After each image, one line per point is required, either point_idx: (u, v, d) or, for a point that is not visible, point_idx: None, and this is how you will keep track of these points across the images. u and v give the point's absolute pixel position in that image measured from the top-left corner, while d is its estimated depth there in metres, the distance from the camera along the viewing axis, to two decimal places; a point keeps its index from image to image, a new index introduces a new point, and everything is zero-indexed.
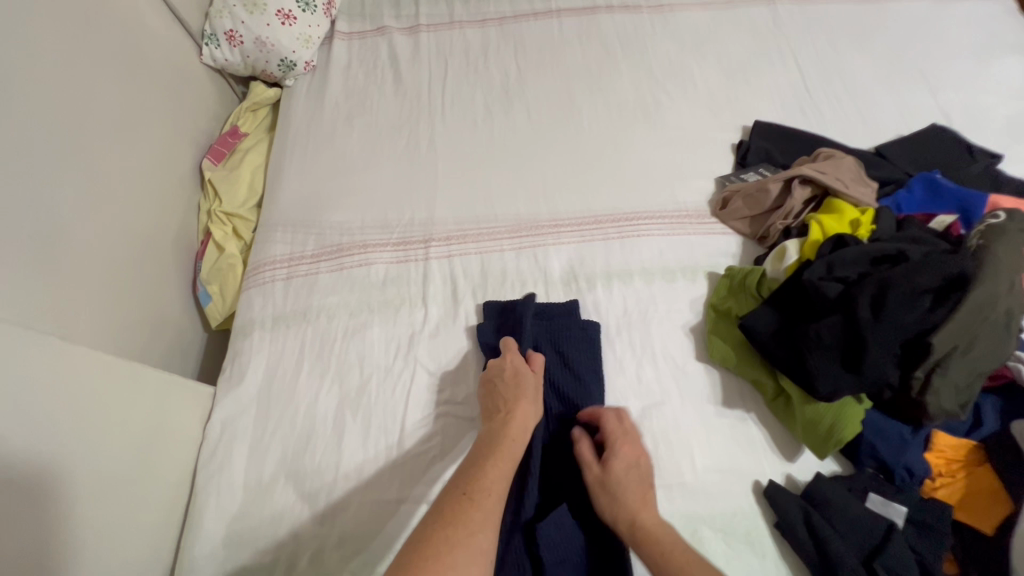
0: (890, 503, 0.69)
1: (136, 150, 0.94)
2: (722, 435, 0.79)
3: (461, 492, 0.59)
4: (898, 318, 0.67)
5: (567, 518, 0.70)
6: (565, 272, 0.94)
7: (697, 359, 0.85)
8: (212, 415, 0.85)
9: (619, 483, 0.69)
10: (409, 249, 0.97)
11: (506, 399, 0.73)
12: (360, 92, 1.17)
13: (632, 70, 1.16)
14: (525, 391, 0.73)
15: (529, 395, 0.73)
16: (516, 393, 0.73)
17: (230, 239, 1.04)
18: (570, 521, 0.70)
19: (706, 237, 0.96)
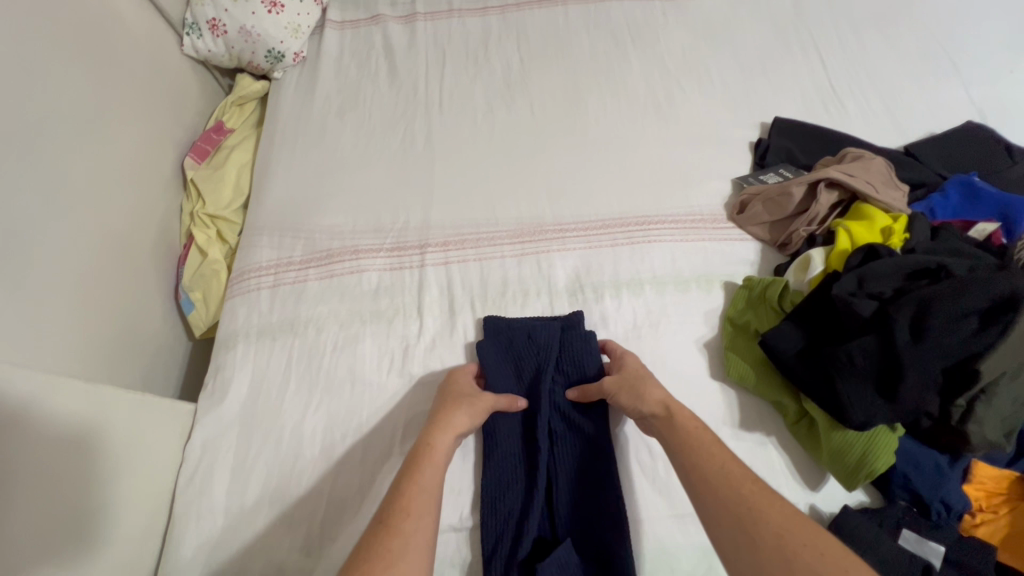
0: (925, 542, 0.64)
1: (110, 149, 0.88)
2: (741, 461, 0.73)
3: (380, 520, 0.55)
4: (940, 343, 0.61)
5: (570, 557, 0.65)
6: (571, 281, 0.87)
7: (712, 377, 0.79)
8: (192, 435, 0.79)
9: (636, 378, 0.70)
10: (403, 255, 0.91)
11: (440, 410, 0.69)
12: (352, 85, 1.10)
13: (642, 62, 1.08)
14: (471, 397, 0.71)
15: (462, 405, 0.69)
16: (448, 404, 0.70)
17: (213, 242, 0.97)
18: (574, 560, 0.65)
19: (722, 243, 0.89)
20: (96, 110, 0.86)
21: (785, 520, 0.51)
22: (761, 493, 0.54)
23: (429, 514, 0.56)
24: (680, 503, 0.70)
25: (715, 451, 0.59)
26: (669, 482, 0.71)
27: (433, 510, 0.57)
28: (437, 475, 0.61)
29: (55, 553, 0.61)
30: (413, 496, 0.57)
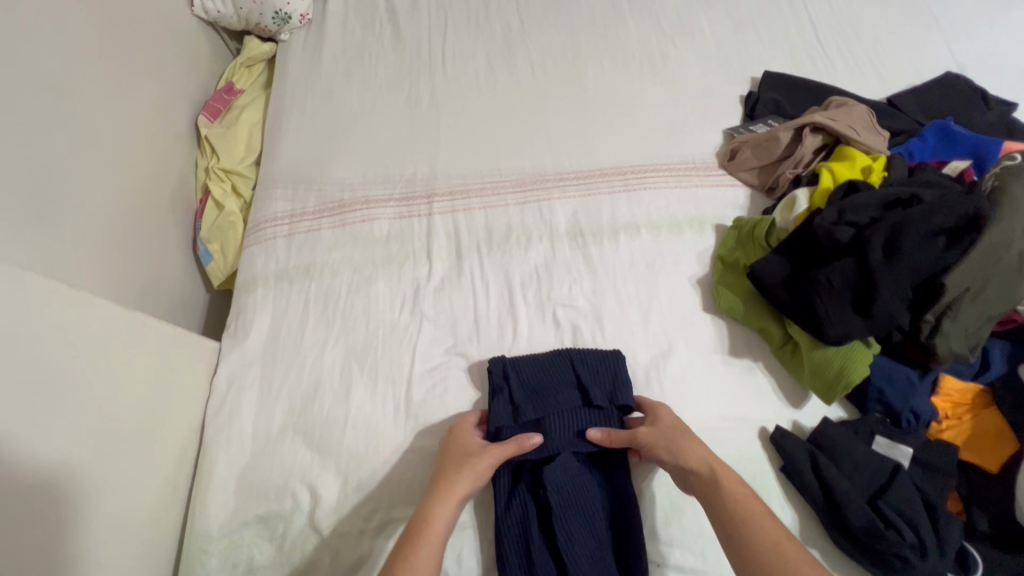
0: (896, 445, 0.70)
1: (129, 103, 0.91)
2: (729, 384, 0.79)
3: None
4: (911, 260, 0.67)
5: (573, 463, 0.71)
6: (571, 226, 0.92)
7: (704, 311, 0.85)
8: (219, 370, 0.85)
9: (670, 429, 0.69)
10: (412, 204, 0.96)
11: (441, 471, 0.68)
12: (357, 46, 1.13)
13: (638, 21, 1.12)
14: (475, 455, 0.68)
15: (461, 467, 0.67)
16: (447, 469, 0.68)
17: (229, 196, 1.02)
18: (576, 466, 0.71)
19: (713, 188, 0.94)
20: (113, 65, 0.90)
21: None
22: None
23: None
24: None
25: (757, 520, 0.58)
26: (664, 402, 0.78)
27: None
28: (431, 559, 0.60)
29: (102, 462, 0.66)
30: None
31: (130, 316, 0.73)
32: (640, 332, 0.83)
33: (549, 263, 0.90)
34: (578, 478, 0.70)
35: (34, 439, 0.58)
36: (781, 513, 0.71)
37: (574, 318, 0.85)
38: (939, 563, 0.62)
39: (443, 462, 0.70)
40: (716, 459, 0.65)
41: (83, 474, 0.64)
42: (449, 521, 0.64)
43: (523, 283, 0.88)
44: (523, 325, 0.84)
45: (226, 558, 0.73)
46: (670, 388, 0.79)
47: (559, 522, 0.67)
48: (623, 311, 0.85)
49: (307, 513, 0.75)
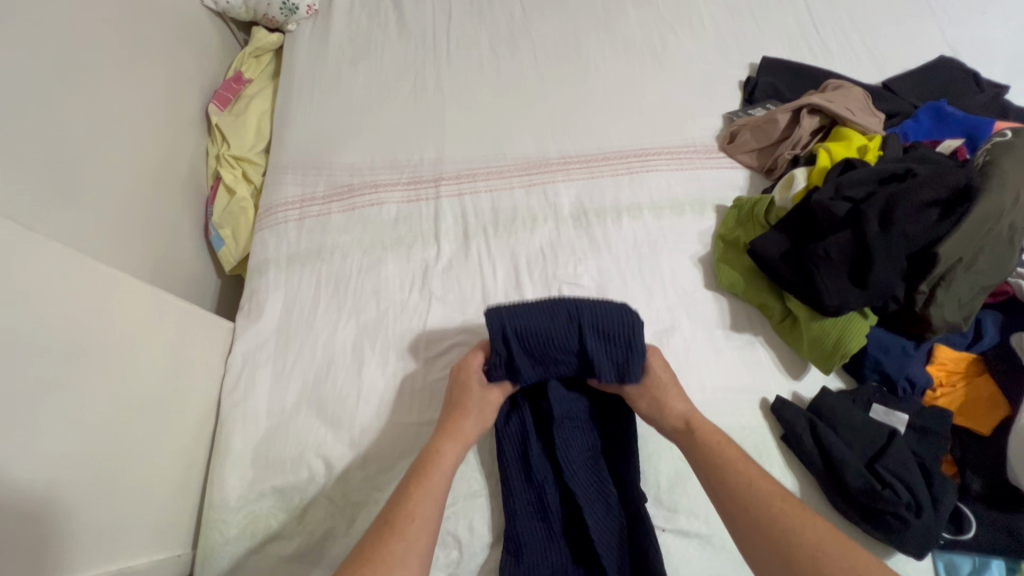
0: (892, 412, 0.72)
1: (142, 90, 0.94)
2: (731, 357, 0.82)
3: (383, 521, 0.59)
4: (906, 231, 0.69)
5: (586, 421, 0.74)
6: (575, 208, 0.95)
7: (706, 287, 0.87)
8: (233, 348, 0.87)
9: (660, 387, 0.69)
10: (419, 188, 0.98)
11: (451, 407, 0.70)
12: (363, 35, 1.15)
13: (639, 9, 1.14)
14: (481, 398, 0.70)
15: (468, 409, 0.69)
16: (456, 408, 0.70)
17: (240, 182, 1.04)
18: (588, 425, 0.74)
19: (714, 170, 0.96)
20: (127, 53, 0.92)
21: (817, 536, 0.55)
22: (792, 511, 0.57)
23: (430, 520, 0.60)
24: None
25: (741, 467, 0.61)
26: None
27: (436, 516, 0.61)
28: (442, 484, 0.63)
29: (124, 433, 0.68)
30: (417, 501, 0.61)
31: (154, 294, 0.76)
32: (643, 309, 0.85)
33: (554, 243, 0.92)
34: (589, 439, 0.73)
35: (64, 408, 0.61)
36: (782, 479, 0.73)
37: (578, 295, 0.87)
38: (935, 522, 0.65)
39: (450, 400, 0.71)
40: (695, 413, 0.67)
41: (108, 441, 0.66)
42: (458, 454, 0.66)
43: (529, 263, 0.90)
44: None
45: (243, 528, 0.75)
46: (673, 361, 0.81)
47: (570, 477, 0.69)
48: (627, 289, 0.87)
49: (322, 484, 0.77)
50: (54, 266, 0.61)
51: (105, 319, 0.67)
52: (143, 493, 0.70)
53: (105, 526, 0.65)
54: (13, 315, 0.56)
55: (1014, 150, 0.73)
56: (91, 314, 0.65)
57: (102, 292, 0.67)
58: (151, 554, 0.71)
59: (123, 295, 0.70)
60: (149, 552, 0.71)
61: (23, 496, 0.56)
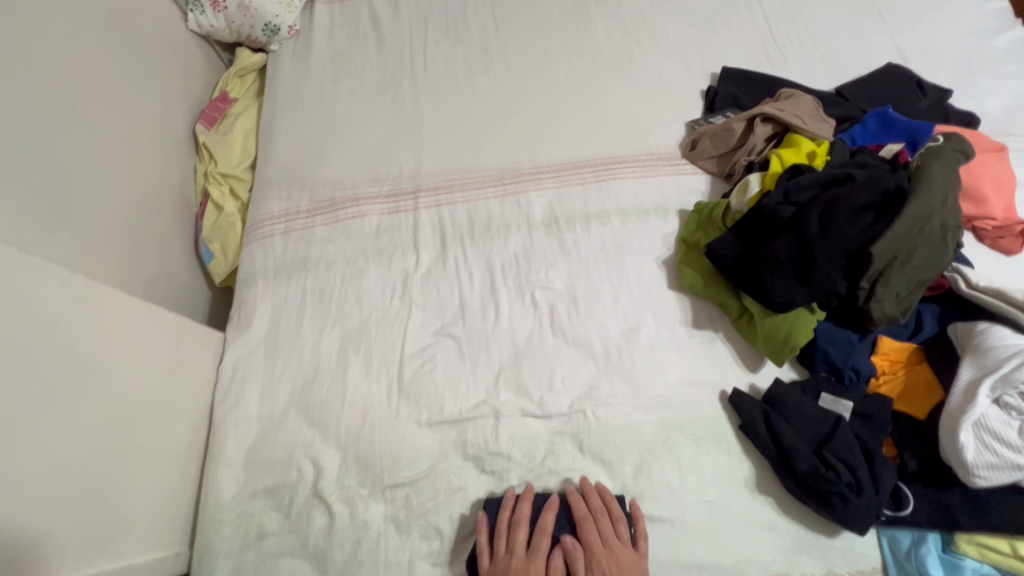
0: (839, 400, 0.78)
1: (130, 113, 0.98)
2: (692, 353, 0.88)
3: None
4: (844, 233, 0.75)
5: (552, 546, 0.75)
6: (546, 215, 1.00)
7: (669, 288, 0.92)
8: (224, 357, 0.92)
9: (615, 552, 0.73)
10: (399, 201, 1.03)
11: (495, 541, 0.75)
12: (344, 53, 1.19)
13: (607, 23, 1.20)
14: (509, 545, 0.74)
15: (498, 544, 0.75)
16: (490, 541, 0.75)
17: (227, 199, 1.09)
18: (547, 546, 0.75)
19: (677, 176, 1.02)
20: (114, 78, 0.96)
21: None
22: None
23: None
24: (642, 387, 0.85)
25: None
26: (634, 371, 0.86)
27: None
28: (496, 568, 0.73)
29: (121, 442, 0.73)
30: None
31: (149, 310, 0.80)
32: (611, 310, 0.92)
33: (527, 250, 0.97)
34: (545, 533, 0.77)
35: (61, 417, 0.65)
36: (739, 466, 0.79)
37: (550, 299, 0.93)
38: (873, 499, 0.71)
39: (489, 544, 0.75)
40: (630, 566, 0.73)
41: (107, 453, 0.71)
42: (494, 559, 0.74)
43: (504, 269, 0.96)
44: (504, 308, 0.93)
45: (237, 527, 0.80)
46: (639, 358, 0.87)
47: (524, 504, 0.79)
48: (595, 292, 0.93)
49: (311, 484, 0.82)
50: (48, 288, 0.65)
51: (99, 336, 0.71)
52: (141, 498, 0.75)
53: (105, 528, 0.69)
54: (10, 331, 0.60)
55: (944, 154, 0.79)
56: (84, 331, 0.69)
57: (96, 310, 0.71)
58: (149, 552, 0.76)
59: (116, 313, 0.74)
60: (147, 551, 0.76)
61: (29, 500, 0.60)
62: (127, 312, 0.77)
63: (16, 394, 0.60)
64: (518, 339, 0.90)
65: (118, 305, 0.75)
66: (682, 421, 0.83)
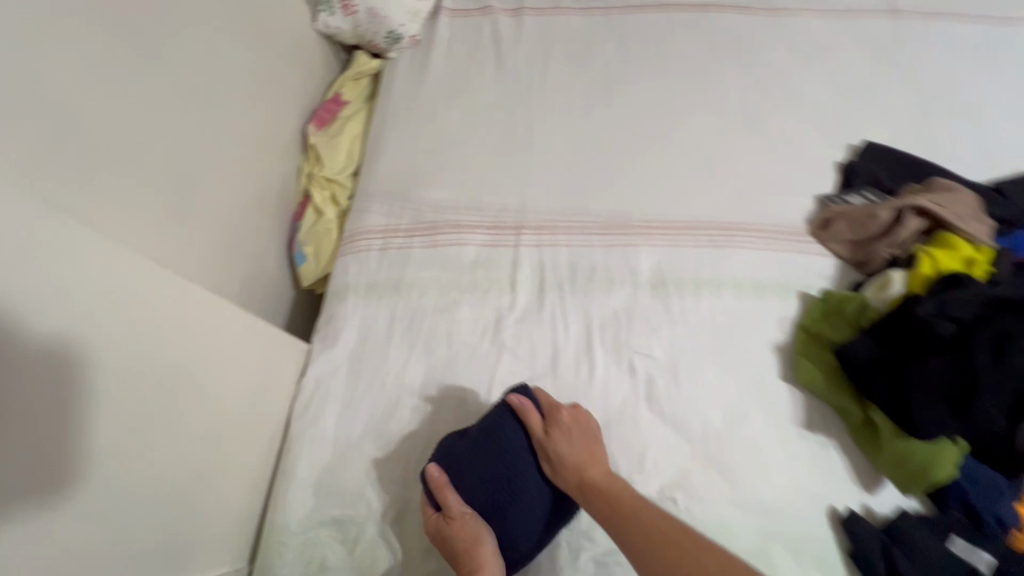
0: (975, 549, 0.70)
1: (249, 110, 0.97)
2: (799, 456, 0.81)
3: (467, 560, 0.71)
4: (1017, 369, 0.68)
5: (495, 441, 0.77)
6: (654, 274, 0.94)
7: (781, 379, 0.85)
8: (307, 370, 0.90)
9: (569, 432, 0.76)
10: (500, 234, 0.99)
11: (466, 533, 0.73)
12: (460, 69, 1.16)
13: (740, 74, 1.12)
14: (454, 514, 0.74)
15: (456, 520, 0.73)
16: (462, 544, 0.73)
17: (328, 204, 1.08)
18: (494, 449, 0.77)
19: (801, 255, 0.94)
20: (241, 76, 0.96)
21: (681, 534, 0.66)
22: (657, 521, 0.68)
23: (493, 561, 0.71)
24: (740, 485, 0.79)
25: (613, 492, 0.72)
26: (733, 464, 0.80)
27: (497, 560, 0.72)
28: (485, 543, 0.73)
29: (208, 455, 0.72)
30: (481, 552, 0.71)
31: (246, 320, 0.79)
32: (715, 391, 0.85)
33: (629, 309, 0.91)
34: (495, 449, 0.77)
35: (157, 423, 0.63)
36: None
37: (648, 367, 0.87)
38: None
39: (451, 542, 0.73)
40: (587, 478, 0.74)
41: (197, 466, 0.70)
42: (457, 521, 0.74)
43: (602, 325, 0.90)
44: (599, 368, 0.87)
45: (301, 554, 0.78)
46: (739, 451, 0.81)
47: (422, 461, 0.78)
48: (698, 368, 0.87)
49: (379, 522, 0.79)
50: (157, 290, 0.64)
51: (202, 344, 0.70)
52: (217, 512, 0.74)
53: (185, 543, 0.68)
54: (100, 302, 0.57)
55: None
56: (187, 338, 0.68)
57: (203, 318, 0.71)
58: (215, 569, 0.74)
59: (220, 321, 0.74)
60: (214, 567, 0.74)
61: (123, 513, 0.59)
62: (230, 320, 0.76)
63: (126, 403, 0.59)
64: (610, 405, 0.85)
65: (220, 313, 0.74)
66: (784, 533, 0.76)
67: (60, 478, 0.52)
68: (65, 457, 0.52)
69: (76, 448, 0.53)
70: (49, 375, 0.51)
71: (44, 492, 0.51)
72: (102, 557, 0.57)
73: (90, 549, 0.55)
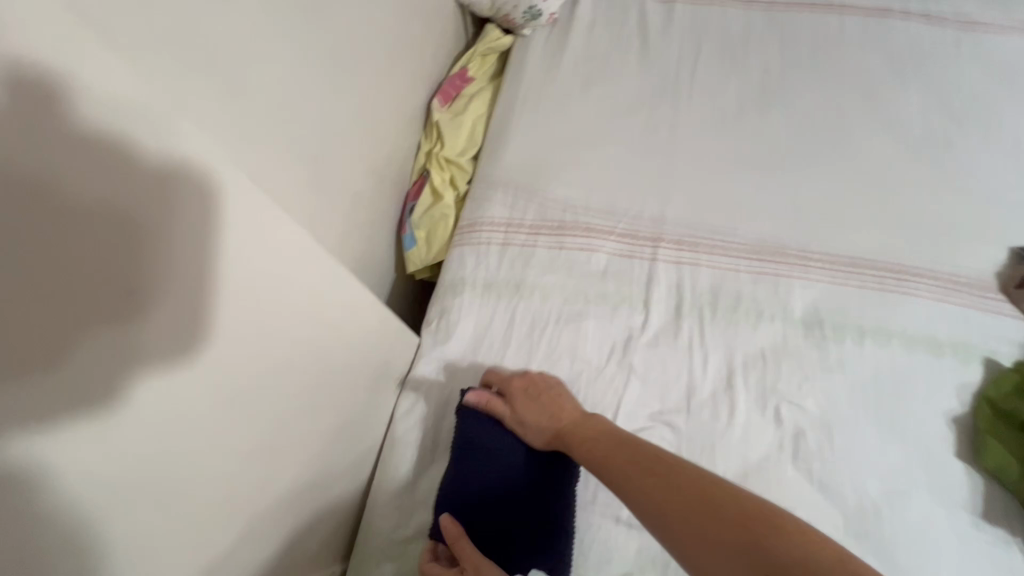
0: None
1: (388, 79, 0.90)
2: (976, 552, 0.69)
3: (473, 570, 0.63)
4: None
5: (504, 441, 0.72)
6: (808, 313, 0.83)
7: (956, 456, 0.74)
8: (415, 366, 0.84)
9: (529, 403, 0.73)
10: (635, 244, 0.90)
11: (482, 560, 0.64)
12: (601, 56, 1.06)
13: (923, 95, 0.98)
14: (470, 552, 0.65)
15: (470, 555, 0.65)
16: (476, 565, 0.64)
17: (446, 187, 1.00)
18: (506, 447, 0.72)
19: (988, 315, 0.81)
20: (386, 41, 0.88)
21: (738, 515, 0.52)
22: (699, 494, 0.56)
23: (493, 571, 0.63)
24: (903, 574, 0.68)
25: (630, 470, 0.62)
26: (895, 548, 0.69)
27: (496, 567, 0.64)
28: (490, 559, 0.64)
29: (317, 450, 0.66)
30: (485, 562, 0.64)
31: (374, 304, 0.72)
32: (875, 459, 0.74)
33: (777, 349, 0.81)
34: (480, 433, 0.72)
35: (277, 410, 0.58)
36: None
37: (797, 419, 0.77)
38: None
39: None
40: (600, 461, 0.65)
41: (307, 460, 0.65)
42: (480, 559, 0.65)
43: (745, 363, 0.81)
44: (740, 410, 0.78)
45: (398, 563, 0.73)
46: (904, 535, 0.70)
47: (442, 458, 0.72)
48: (857, 428, 0.76)
49: None
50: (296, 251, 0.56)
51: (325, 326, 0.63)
52: (317, 511, 0.69)
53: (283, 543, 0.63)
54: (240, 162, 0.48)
55: None
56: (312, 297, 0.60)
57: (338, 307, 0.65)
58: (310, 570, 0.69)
59: (353, 311, 0.68)
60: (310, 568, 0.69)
61: (236, 505, 0.54)
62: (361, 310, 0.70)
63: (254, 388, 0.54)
64: (749, 455, 0.75)
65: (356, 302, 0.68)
66: None
67: (163, 342, 0.42)
68: (173, 318, 0.43)
69: (183, 312, 0.44)
70: (178, 208, 0.41)
71: (145, 352, 0.41)
72: (212, 552, 0.52)
73: (176, 453, 0.46)
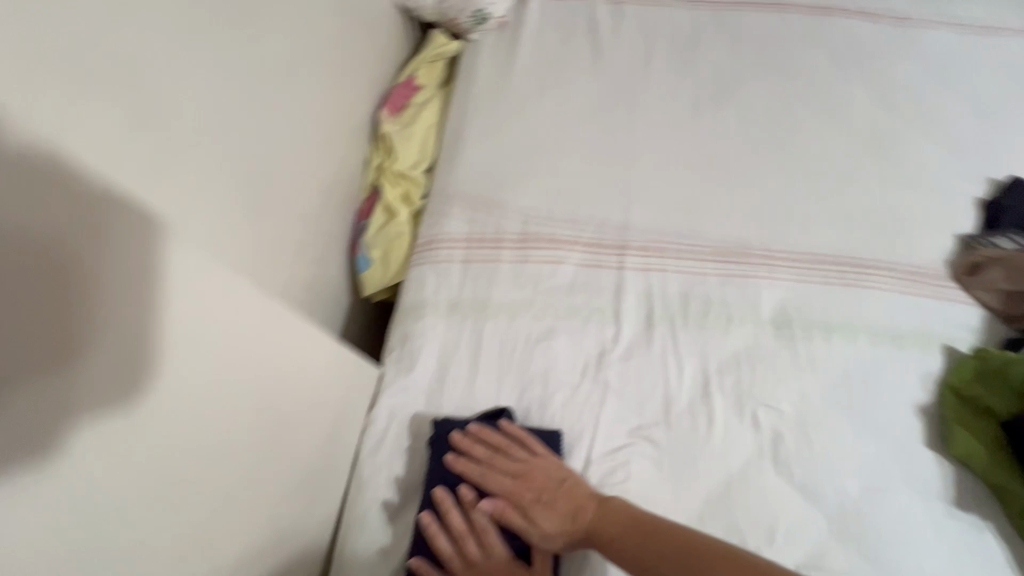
0: None
1: (329, 92, 0.83)
2: (952, 541, 0.70)
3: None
4: None
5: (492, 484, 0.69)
6: (777, 313, 0.83)
7: (926, 447, 0.75)
8: (378, 400, 0.78)
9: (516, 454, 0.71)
10: (601, 253, 0.87)
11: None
12: (553, 61, 1.03)
13: (866, 90, 1.00)
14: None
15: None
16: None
17: (400, 203, 0.95)
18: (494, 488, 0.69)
19: (944, 304, 0.84)
20: (324, 51, 0.81)
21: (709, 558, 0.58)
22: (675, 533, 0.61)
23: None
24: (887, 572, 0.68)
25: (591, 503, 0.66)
26: (878, 546, 0.69)
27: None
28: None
29: (271, 509, 0.60)
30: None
31: (316, 343, 0.66)
32: (852, 457, 0.74)
33: (750, 352, 0.80)
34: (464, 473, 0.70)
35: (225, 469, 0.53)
36: None
37: (775, 423, 0.76)
38: None
39: None
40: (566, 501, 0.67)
41: (259, 522, 0.59)
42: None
43: (720, 369, 0.79)
44: (718, 419, 0.76)
45: None
46: (885, 532, 0.70)
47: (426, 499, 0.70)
48: (832, 427, 0.76)
49: None
50: (225, 302, 0.51)
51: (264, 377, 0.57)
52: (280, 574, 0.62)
53: None
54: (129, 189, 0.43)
55: None
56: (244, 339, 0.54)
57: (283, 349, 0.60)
58: None
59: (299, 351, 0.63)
60: None
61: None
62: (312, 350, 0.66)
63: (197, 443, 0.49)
64: (731, 464, 0.74)
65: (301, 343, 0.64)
66: None
67: (87, 393, 0.38)
68: (99, 365, 0.39)
69: (110, 348, 0.40)
70: (90, 232, 0.38)
71: (58, 400, 0.36)
72: None
73: (103, 516, 0.41)
